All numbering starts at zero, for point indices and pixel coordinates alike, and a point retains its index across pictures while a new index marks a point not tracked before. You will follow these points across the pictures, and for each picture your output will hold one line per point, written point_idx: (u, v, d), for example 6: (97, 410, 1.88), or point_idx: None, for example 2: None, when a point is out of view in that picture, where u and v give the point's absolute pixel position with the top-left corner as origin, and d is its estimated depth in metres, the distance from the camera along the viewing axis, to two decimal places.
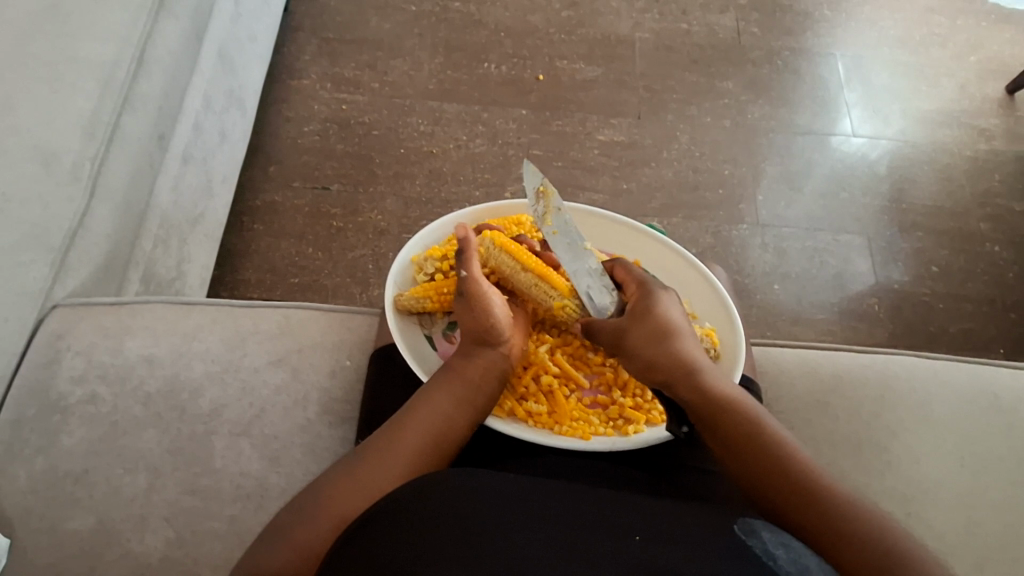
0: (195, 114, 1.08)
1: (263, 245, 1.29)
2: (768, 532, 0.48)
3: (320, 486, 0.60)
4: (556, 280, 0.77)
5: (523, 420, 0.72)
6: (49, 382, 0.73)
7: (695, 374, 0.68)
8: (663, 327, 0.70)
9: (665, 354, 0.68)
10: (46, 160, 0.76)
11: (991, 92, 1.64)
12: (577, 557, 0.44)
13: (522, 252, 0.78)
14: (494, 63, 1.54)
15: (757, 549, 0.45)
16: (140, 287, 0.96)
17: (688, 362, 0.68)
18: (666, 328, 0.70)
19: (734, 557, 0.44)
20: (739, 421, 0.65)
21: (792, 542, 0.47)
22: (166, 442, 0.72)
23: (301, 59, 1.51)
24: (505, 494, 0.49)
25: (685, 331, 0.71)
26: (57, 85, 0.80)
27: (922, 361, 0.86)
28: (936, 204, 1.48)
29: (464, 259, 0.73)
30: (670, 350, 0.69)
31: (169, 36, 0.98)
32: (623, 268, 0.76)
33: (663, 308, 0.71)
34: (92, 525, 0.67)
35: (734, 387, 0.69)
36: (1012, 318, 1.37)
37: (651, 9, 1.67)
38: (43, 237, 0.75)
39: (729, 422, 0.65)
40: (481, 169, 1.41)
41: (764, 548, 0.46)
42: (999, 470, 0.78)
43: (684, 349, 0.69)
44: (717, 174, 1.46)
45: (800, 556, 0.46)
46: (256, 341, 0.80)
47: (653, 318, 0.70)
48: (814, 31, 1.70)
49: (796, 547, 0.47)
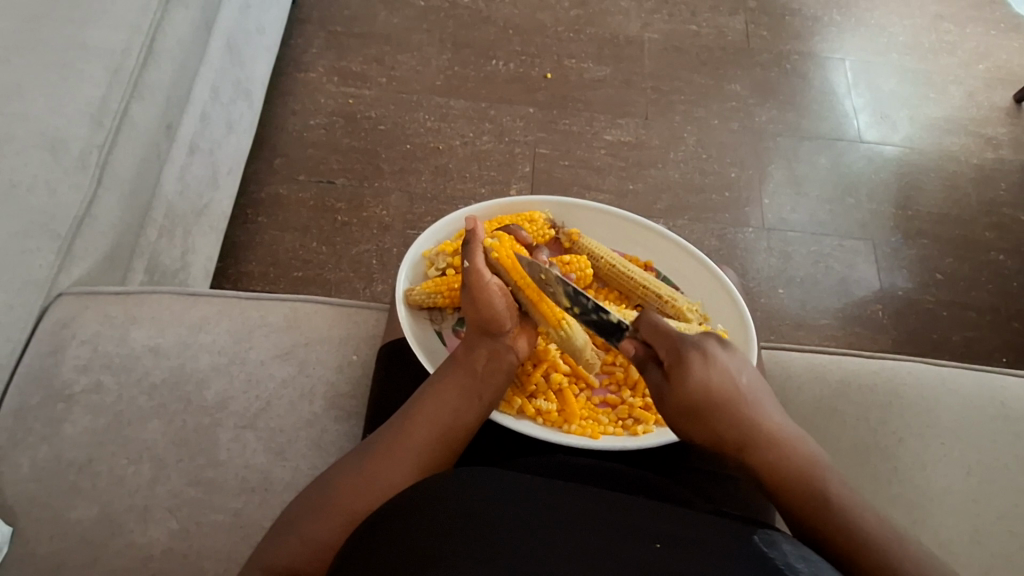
0: (203, 104, 1.08)
1: (267, 238, 1.28)
2: (788, 544, 0.48)
3: (329, 481, 0.60)
4: (548, 309, 0.72)
5: (532, 418, 0.72)
6: (53, 369, 0.73)
7: (759, 432, 0.62)
8: (718, 395, 0.62)
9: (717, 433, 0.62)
10: (54, 147, 0.76)
11: (999, 101, 1.64)
12: (599, 562, 0.43)
13: (518, 270, 0.73)
14: (502, 60, 1.54)
15: (780, 564, 0.45)
16: (145, 276, 0.95)
17: (746, 422, 0.62)
18: (724, 389, 0.62)
19: (757, 568, 0.44)
20: (801, 476, 0.61)
21: (814, 557, 0.47)
22: (171, 433, 0.71)
23: (308, 52, 1.51)
24: (522, 496, 0.49)
25: (735, 402, 0.62)
26: (66, 74, 0.79)
27: (931, 367, 0.86)
28: (941, 212, 1.48)
29: (467, 250, 0.72)
30: (716, 425, 0.62)
31: (178, 26, 0.97)
32: (648, 329, 0.66)
33: (717, 368, 0.63)
34: (95, 515, 0.67)
35: (792, 462, 0.62)
36: (1016, 327, 1.37)
37: (660, 10, 1.67)
38: (49, 225, 0.74)
39: (801, 479, 0.61)
40: (487, 167, 1.40)
41: (785, 561, 0.45)
42: (1005, 479, 0.78)
43: (733, 429, 0.62)
44: (724, 176, 1.46)
45: (821, 571, 0.46)
46: (263, 333, 0.79)
47: (701, 395, 0.61)
48: (822, 36, 1.69)
49: (816, 560, 0.48)
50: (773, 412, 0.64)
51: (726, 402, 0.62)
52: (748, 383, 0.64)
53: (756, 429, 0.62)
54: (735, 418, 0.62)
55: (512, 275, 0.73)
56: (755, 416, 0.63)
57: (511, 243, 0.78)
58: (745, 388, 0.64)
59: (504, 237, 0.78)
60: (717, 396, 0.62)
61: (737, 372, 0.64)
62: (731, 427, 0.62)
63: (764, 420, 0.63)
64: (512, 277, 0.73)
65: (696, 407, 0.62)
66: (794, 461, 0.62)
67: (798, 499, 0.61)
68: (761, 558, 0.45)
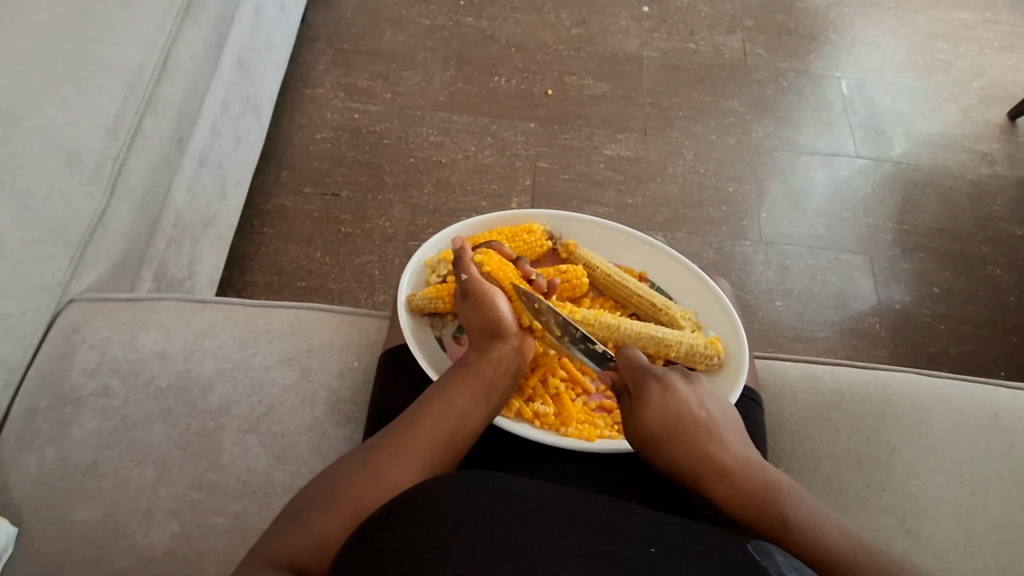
0: (213, 118, 1.11)
1: (272, 248, 1.31)
2: (781, 555, 0.48)
3: (336, 474, 0.61)
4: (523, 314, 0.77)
5: (530, 420, 0.73)
6: (63, 373, 0.75)
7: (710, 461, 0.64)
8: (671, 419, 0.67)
9: (671, 451, 0.65)
10: (69, 158, 0.78)
11: (993, 118, 1.66)
12: (601, 564, 0.43)
13: (507, 280, 0.79)
14: (505, 77, 1.57)
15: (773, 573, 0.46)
16: (152, 284, 0.97)
17: (696, 451, 0.65)
18: (676, 419, 0.66)
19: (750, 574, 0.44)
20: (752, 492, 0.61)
21: (806, 567, 0.48)
22: (175, 437, 0.73)
23: (315, 68, 1.54)
24: (520, 496, 0.50)
25: (685, 426, 0.66)
26: (85, 87, 0.82)
27: (924, 379, 0.87)
28: (938, 226, 1.50)
29: (460, 264, 0.76)
30: (673, 449, 0.65)
31: (192, 43, 1.00)
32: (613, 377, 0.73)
33: (666, 400, 0.68)
34: (100, 516, 0.68)
35: (746, 479, 0.62)
36: (1014, 341, 1.38)
37: (659, 28, 1.71)
38: (63, 233, 0.76)
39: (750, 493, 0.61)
40: (489, 180, 1.43)
41: (777, 569, 0.46)
42: (998, 488, 0.79)
43: (689, 453, 0.65)
44: (721, 191, 1.48)
45: None
46: (268, 340, 0.81)
47: (651, 416, 0.67)
48: (819, 55, 1.72)
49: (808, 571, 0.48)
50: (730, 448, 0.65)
51: (675, 450, 0.65)
52: (717, 413, 0.69)
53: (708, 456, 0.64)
54: (687, 443, 0.65)
55: (504, 285, 0.79)
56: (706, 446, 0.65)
57: (498, 257, 0.82)
58: (704, 420, 0.67)
59: (491, 252, 0.82)
60: (666, 434, 0.66)
61: (697, 405, 0.68)
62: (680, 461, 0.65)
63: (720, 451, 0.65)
64: (503, 286, 0.79)
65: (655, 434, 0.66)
66: (755, 492, 0.61)
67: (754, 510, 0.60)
68: (755, 567, 0.46)
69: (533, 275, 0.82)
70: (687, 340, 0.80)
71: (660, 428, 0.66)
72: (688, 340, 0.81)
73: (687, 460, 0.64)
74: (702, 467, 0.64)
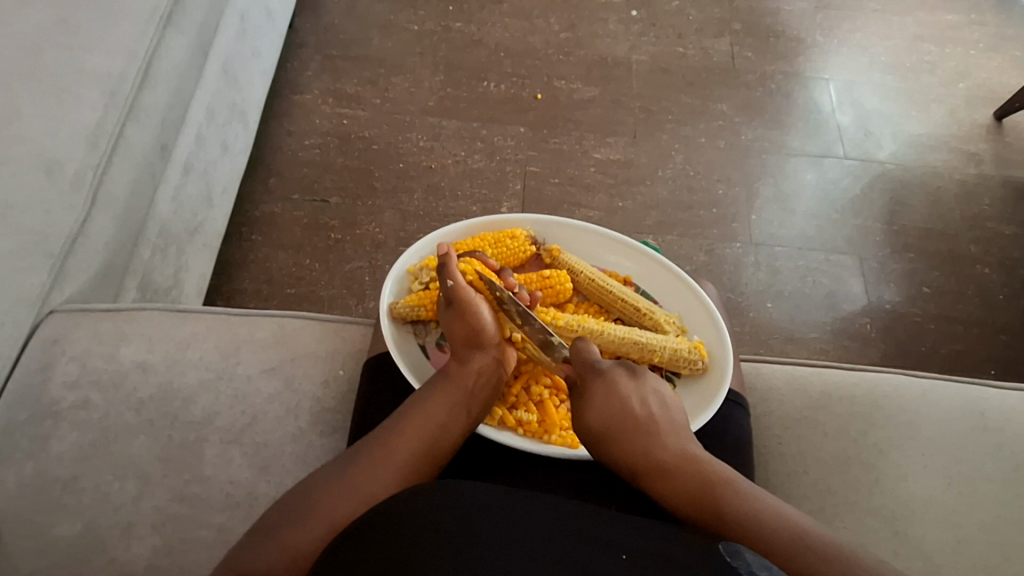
0: (198, 126, 1.10)
1: (261, 256, 1.30)
2: (753, 554, 0.47)
3: (315, 486, 0.61)
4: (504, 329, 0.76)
5: (513, 428, 0.73)
6: (42, 387, 0.74)
7: (654, 452, 0.63)
8: (611, 418, 0.66)
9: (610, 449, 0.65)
10: (49, 168, 0.78)
11: (980, 118, 1.67)
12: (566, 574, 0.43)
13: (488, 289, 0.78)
14: (494, 82, 1.57)
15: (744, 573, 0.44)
16: (137, 294, 0.97)
17: (636, 443, 0.64)
18: (615, 418, 0.66)
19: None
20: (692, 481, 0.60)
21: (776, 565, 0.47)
22: (156, 450, 0.72)
23: (304, 74, 1.54)
24: (495, 504, 0.49)
25: (624, 423, 0.66)
26: (63, 97, 0.82)
27: (911, 379, 0.87)
28: (927, 226, 1.50)
29: (446, 271, 0.76)
30: (610, 447, 0.65)
31: (174, 51, 1.00)
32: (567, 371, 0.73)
33: (611, 395, 0.68)
34: (79, 531, 0.67)
35: (685, 470, 0.61)
36: (1003, 340, 1.38)
37: (648, 32, 1.71)
38: (41, 244, 0.76)
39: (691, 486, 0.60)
40: (479, 185, 1.42)
41: (750, 569, 0.45)
42: (986, 488, 0.79)
43: (627, 449, 0.64)
44: (711, 194, 1.48)
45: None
46: (251, 349, 0.81)
47: (592, 418, 0.67)
48: (806, 57, 1.73)
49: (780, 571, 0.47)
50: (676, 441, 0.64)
51: (613, 447, 0.65)
52: (660, 409, 0.68)
53: (649, 449, 0.64)
54: (624, 441, 0.65)
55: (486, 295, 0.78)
56: (648, 442, 0.64)
57: (482, 266, 0.81)
58: (644, 417, 0.67)
59: (475, 260, 0.81)
60: (604, 431, 0.66)
61: (638, 402, 0.68)
62: (619, 457, 0.64)
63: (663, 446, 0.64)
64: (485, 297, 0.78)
65: (597, 434, 0.66)
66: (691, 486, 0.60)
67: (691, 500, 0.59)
68: (725, 568, 0.45)
69: (516, 288, 0.81)
70: (671, 345, 0.80)
71: (597, 427, 0.67)
72: (671, 344, 0.80)
73: (626, 457, 0.64)
74: (640, 461, 0.63)
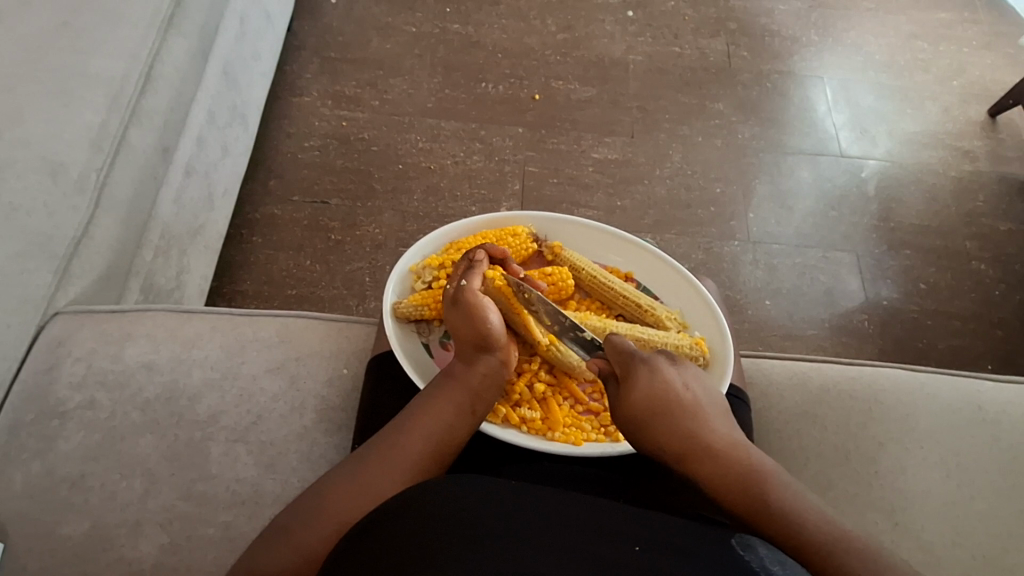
0: (200, 128, 1.11)
1: (262, 257, 1.31)
2: (764, 549, 0.49)
3: (323, 486, 0.62)
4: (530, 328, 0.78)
5: (517, 426, 0.74)
6: (48, 387, 0.74)
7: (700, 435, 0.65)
8: (660, 396, 0.67)
9: (656, 425, 0.66)
10: (53, 171, 0.79)
11: (974, 115, 1.68)
12: (581, 567, 0.44)
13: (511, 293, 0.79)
14: (492, 83, 1.58)
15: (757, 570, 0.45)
16: (139, 296, 0.97)
17: (686, 425, 0.66)
18: (663, 397, 0.67)
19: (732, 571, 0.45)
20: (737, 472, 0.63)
21: (789, 560, 0.48)
22: (162, 449, 0.73)
23: (303, 76, 1.55)
24: (508, 498, 0.50)
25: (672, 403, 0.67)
26: (67, 100, 0.82)
27: (909, 373, 0.88)
28: (923, 222, 1.51)
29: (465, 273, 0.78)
30: (657, 422, 0.66)
31: (176, 53, 1.01)
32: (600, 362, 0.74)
33: (657, 376, 0.69)
34: (87, 530, 0.68)
35: (730, 457, 0.64)
36: (1000, 335, 1.39)
37: (644, 32, 1.72)
38: (46, 246, 0.76)
39: (738, 476, 0.62)
40: (478, 185, 1.43)
41: (761, 563, 0.46)
42: (984, 480, 0.80)
43: (674, 427, 0.66)
44: (709, 192, 1.49)
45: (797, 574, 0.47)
46: (256, 349, 0.81)
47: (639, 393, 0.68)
48: (802, 56, 1.74)
49: (793, 565, 0.48)
50: (722, 429, 0.66)
51: (659, 425, 0.66)
52: (703, 396, 0.69)
53: (696, 433, 0.65)
54: (672, 422, 0.66)
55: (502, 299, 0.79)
56: (695, 425, 0.66)
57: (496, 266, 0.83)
58: (689, 401, 0.68)
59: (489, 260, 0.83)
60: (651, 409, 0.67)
61: (682, 386, 0.69)
62: (666, 434, 0.66)
63: (708, 433, 0.65)
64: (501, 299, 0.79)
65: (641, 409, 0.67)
66: (740, 474, 0.62)
67: (736, 489, 0.62)
68: (739, 564, 0.46)
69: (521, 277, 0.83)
70: (672, 341, 0.82)
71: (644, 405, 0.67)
72: (673, 340, 0.82)
73: (671, 436, 0.65)
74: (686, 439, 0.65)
